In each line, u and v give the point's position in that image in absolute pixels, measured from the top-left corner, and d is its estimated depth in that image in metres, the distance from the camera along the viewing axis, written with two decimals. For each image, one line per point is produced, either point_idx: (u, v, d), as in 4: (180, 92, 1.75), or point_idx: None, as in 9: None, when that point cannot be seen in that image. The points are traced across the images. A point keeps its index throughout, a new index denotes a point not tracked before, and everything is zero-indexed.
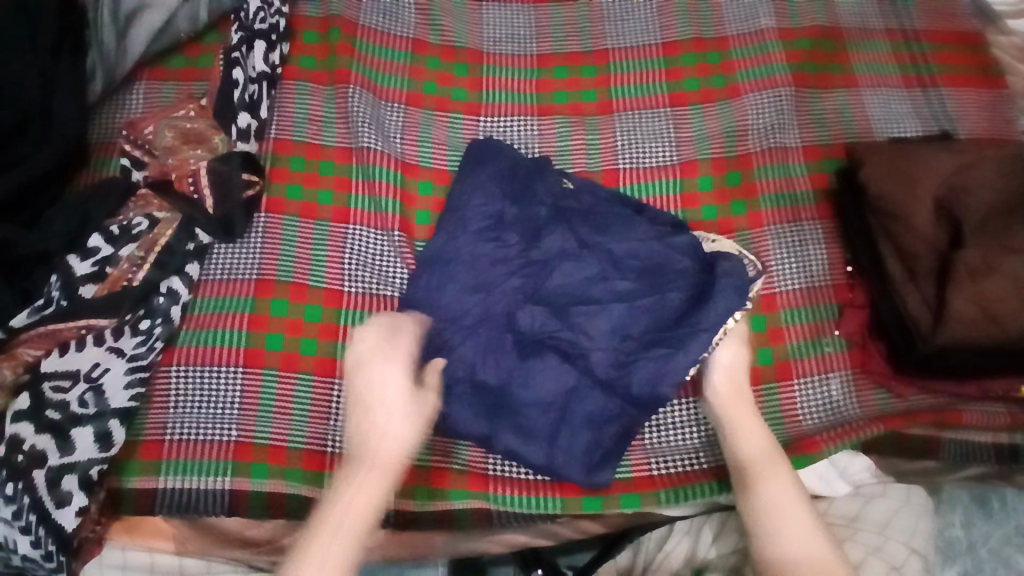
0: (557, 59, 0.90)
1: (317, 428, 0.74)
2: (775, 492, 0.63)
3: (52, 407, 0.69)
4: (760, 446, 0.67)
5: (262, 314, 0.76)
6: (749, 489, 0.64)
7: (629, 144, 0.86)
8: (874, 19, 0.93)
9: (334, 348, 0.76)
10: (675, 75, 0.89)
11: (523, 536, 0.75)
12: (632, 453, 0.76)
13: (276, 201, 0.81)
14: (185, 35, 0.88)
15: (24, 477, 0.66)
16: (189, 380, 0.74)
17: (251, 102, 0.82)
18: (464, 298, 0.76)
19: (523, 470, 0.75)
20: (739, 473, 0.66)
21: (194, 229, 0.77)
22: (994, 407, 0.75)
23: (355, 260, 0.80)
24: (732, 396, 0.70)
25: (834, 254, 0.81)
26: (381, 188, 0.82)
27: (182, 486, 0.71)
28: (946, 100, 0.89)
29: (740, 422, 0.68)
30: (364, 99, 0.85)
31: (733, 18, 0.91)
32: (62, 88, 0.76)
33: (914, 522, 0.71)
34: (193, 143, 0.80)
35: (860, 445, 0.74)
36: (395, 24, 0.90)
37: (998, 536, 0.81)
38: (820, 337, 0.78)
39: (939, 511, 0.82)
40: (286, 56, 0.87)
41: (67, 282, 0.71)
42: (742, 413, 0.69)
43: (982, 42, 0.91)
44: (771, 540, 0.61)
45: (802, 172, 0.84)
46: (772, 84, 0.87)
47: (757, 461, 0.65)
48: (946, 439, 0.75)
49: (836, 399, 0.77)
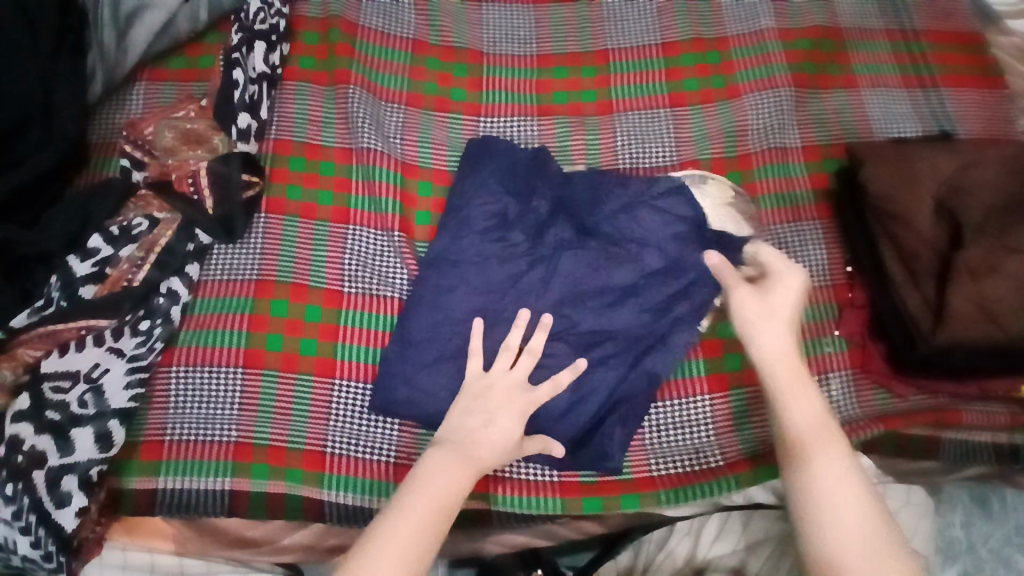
0: (557, 59, 0.90)
1: (317, 428, 0.74)
2: (831, 470, 0.55)
3: (52, 408, 0.69)
4: (814, 415, 0.58)
5: (262, 315, 0.76)
6: (803, 467, 0.56)
7: (629, 144, 0.86)
8: (875, 19, 0.93)
9: (333, 348, 0.76)
10: (675, 75, 0.89)
11: (524, 536, 0.76)
12: (632, 453, 0.76)
13: (276, 202, 0.81)
14: (186, 35, 0.88)
15: (24, 477, 0.66)
16: (189, 380, 0.74)
17: (251, 102, 0.82)
18: (467, 299, 0.76)
19: (523, 469, 0.75)
20: (787, 449, 0.58)
21: (194, 230, 0.77)
22: (994, 407, 0.75)
23: (355, 260, 0.80)
24: (782, 354, 0.60)
25: (835, 254, 0.81)
26: (381, 188, 0.82)
27: (183, 486, 0.71)
28: (945, 101, 0.89)
29: (792, 391, 0.59)
30: (364, 99, 0.85)
31: (733, 18, 0.91)
32: (62, 89, 0.76)
33: (915, 520, 0.76)
34: (193, 144, 0.81)
35: (860, 445, 0.74)
36: (396, 24, 0.90)
37: (997, 536, 0.81)
38: (820, 337, 0.78)
39: (939, 511, 0.81)
40: (286, 56, 0.87)
41: (67, 283, 0.72)
42: (795, 378, 0.59)
43: (982, 42, 0.91)
44: (829, 520, 0.53)
45: (802, 172, 0.84)
46: (772, 84, 0.87)
47: (810, 431, 0.57)
48: (945, 440, 0.75)
49: (836, 400, 0.76)
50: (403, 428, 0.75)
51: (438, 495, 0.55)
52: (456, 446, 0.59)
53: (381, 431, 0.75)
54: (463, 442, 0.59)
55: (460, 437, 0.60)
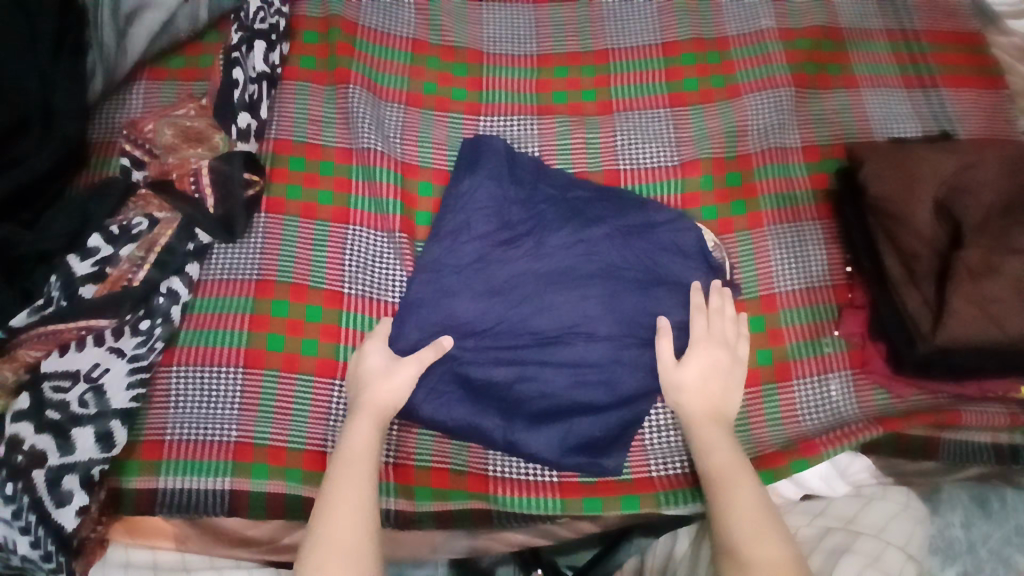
0: (557, 59, 0.90)
1: (317, 428, 0.74)
2: (743, 500, 0.61)
3: (52, 407, 0.69)
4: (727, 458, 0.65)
5: (262, 314, 0.76)
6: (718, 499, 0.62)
7: (629, 144, 0.86)
8: (875, 19, 0.93)
9: (334, 349, 0.76)
10: (675, 75, 0.89)
11: (523, 535, 0.76)
12: (632, 454, 0.76)
13: (276, 201, 0.81)
14: (185, 35, 0.88)
15: (23, 477, 0.66)
16: (189, 380, 0.74)
17: (251, 102, 0.82)
18: (477, 303, 0.75)
19: (524, 469, 0.75)
20: (708, 482, 0.64)
21: (194, 229, 0.77)
22: (993, 407, 0.75)
23: (355, 260, 0.80)
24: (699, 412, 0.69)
25: (834, 254, 0.81)
26: (381, 188, 0.82)
27: (182, 486, 0.71)
28: (946, 100, 0.89)
29: (709, 443, 0.67)
30: (364, 99, 0.85)
31: (734, 18, 0.91)
32: (61, 89, 0.76)
33: (910, 527, 0.70)
34: (193, 142, 0.80)
35: (858, 447, 0.74)
36: (396, 24, 0.90)
37: (998, 537, 0.85)
38: (820, 337, 0.79)
39: (939, 511, 0.85)
40: (286, 56, 0.87)
41: (67, 283, 0.71)
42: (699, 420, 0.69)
43: (982, 42, 0.91)
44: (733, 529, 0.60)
45: (802, 172, 0.84)
46: (772, 84, 0.87)
47: (721, 472, 0.64)
48: (945, 440, 0.75)
49: (836, 400, 0.77)
50: (403, 428, 0.76)
51: (364, 497, 0.61)
52: (361, 443, 0.65)
53: None
54: (365, 442, 0.65)
55: (356, 433, 0.65)
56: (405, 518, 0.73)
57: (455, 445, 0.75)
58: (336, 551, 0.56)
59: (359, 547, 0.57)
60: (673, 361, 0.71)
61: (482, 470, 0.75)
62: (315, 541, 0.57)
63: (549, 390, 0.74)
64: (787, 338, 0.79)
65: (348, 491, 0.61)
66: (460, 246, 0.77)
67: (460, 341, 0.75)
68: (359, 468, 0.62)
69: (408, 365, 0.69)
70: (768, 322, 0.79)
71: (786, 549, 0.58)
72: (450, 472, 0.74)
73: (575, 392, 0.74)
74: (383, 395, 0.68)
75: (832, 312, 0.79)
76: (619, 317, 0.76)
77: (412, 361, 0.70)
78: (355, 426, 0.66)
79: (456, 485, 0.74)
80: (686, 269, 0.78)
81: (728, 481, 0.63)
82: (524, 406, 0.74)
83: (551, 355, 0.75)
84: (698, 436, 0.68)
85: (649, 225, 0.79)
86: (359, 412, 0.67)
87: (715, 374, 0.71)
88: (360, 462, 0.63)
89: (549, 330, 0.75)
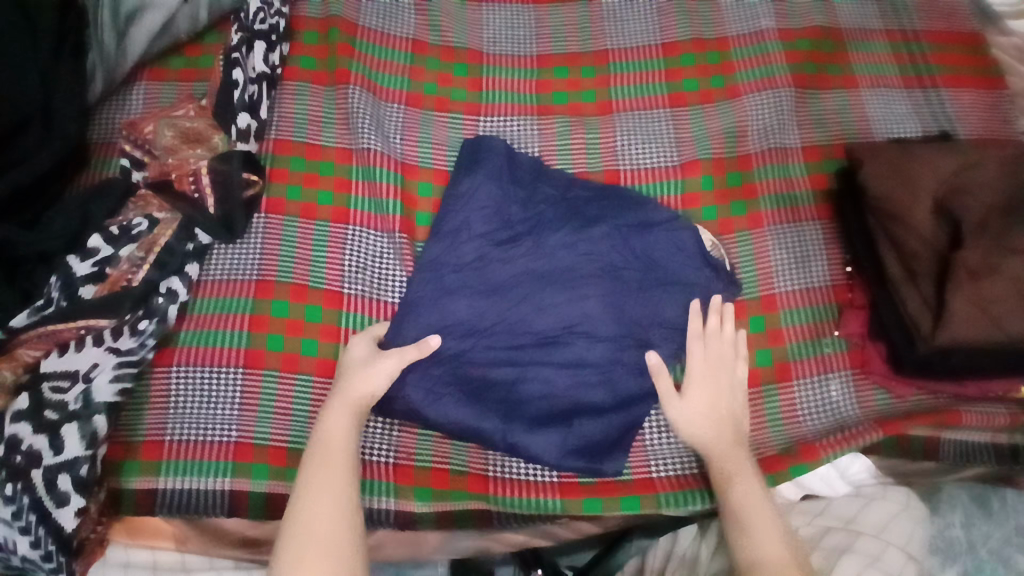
0: (557, 59, 0.90)
1: (317, 427, 0.74)
2: (744, 499, 0.65)
3: (51, 407, 0.68)
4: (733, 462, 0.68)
5: (262, 315, 0.76)
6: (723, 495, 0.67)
7: (629, 144, 0.86)
8: (875, 19, 0.93)
9: (334, 349, 0.76)
10: (675, 75, 0.89)
11: (522, 536, 0.76)
12: (632, 454, 0.76)
13: (276, 202, 0.81)
14: (185, 36, 0.88)
15: (22, 477, 0.66)
16: (189, 380, 0.74)
17: (252, 103, 0.82)
18: (477, 303, 0.75)
19: (523, 469, 0.75)
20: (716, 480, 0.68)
21: (194, 229, 0.77)
22: (993, 407, 0.75)
23: (355, 261, 0.80)
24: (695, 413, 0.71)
25: (834, 254, 0.81)
26: (381, 189, 0.82)
27: (183, 486, 0.71)
28: (946, 101, 0.89)
29: (716, 447, 0.69)
30: (364, 99, 0.85)
31: (733, 18, 0.91)
32: (62, 89, 0.76)
33: (912, 527, 0.70)
34: (193, 143, 0.80)
35: (860, 449, 0.74)
36: (396, 24, 0.90)
37: (999, 537, 0.85)
38: (820, 338, 0.79)
39: (939, 511, 0.86)
40: (286, 57, 0.87)
41: (67, 283, 0.72)
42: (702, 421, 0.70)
43: (982, 42, 0.91)
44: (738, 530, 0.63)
45: (802, 172, 0.84)
46: (771, 84, 0.87)
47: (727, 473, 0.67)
48: (945, 439, 0.75)
49: (836, 400, 0.77)
50: (403, 428, 0.76)
51: (343, 493, 0.61)
52: (338, 437, 0.64)
53: (381, 431, 0.75)
54: (343, 430, 0.64)
55: (332, 425, 0.65)
56: (406, 519, 0.73)
57: (455, 445, 0.76)
58: (315, 544, 0.57)
59: (340, 543, 0.58)
60: (676, 393, 0.72)
61: (482, 471, 0.75)
62: (294, 540, 0.57)
63: (549, 391, 0.74)
64: (787, 338, 0.78)
65: (327, 484, 0.61)
66: (460, 246, 0.77)
67: (461, 342, 0.74)
68: (337, 464, 0.62)
69: (392, 360, 0.69)
70: (768, 322, 0.79)
71: (784, 548, 0.61)
72: (450, 472, 0.74)
73: (576, 392, 0.74)
74: (370, 386, 0.67)
75: (834, 313, 0.79)
76: (619, 317, 0.76)
77: (394, 357, 0.69)
78: (336, 422, 0.65)
79: (457, 485, 0.74)
80: (686, 268, 0.78)
81: (729, 481, 0.67)
82: (523, 408, 0.74)
83: (551, 355, 0.75)
84: (704, 439, 0.70)
85: (649, 225, 0.79)
86: (349, 404, 0.66)
87: (717, 396, 0.72)
88: (337, 455, 0.63)
89: (549, 331, 0.75)
